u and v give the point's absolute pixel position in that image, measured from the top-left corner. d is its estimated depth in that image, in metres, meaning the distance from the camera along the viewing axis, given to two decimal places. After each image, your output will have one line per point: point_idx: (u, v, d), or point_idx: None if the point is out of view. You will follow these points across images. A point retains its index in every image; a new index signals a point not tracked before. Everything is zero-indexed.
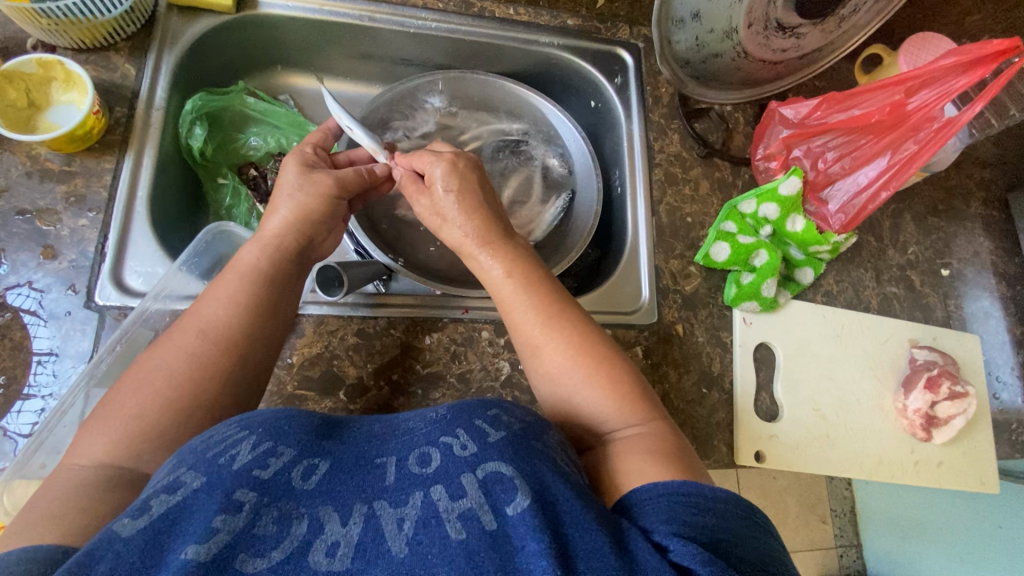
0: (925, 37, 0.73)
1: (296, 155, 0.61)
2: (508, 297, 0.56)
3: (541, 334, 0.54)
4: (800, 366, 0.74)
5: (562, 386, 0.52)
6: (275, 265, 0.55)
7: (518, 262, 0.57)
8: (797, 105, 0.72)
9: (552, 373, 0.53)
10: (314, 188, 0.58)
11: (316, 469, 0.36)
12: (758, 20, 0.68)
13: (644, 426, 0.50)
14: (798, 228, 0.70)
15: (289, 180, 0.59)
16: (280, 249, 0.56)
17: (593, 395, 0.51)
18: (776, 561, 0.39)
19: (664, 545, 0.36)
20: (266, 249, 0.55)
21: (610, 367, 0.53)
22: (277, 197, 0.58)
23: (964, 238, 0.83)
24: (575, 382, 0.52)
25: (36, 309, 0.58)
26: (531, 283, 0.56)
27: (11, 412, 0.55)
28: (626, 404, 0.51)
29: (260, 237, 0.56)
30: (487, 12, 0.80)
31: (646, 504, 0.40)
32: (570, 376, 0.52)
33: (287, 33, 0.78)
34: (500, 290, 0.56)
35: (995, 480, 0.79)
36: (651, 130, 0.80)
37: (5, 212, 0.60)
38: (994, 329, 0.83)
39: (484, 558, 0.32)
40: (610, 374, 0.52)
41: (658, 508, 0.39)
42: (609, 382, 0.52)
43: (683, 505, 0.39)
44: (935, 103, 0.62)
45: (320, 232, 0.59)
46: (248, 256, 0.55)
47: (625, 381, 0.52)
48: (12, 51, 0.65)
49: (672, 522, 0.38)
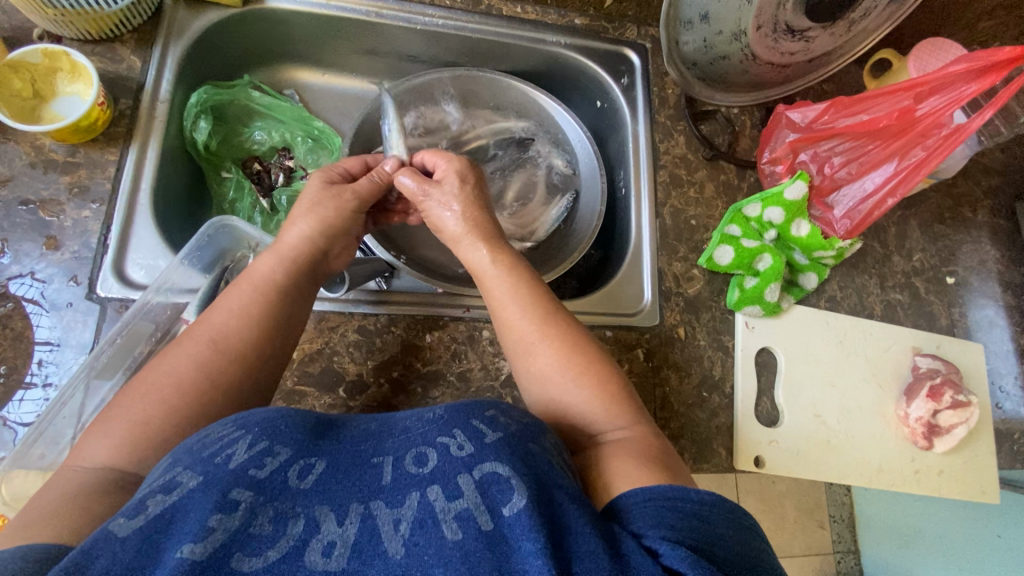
0: (934, 42, 0.72)
1: (324, 172, 0.62)
2: (498, 296, 0.57)
3: (534, 333, 0.54)
4: (802, 373, 0.73)
5: (545, 389, 0.53)
6: (289, 277, 0.55)
7: (513, 260, 0.59)
8: (805, 109, 0.72)
9: (536, 376, 0.54)
10: (337, 208, 0.59)
11: (313, 468, 0.36)
12: (767, 22, 0.69)
13: (632, 426, 0.50)
14: (804, 232, 0.72)
15: (310, 196, 0.60)
16: (296, 266, 0.56)
17: (582, 399, 0.51)
18: (763, 563, 0.39)
19: (654, 549, 0.35)
20: (282, 261, 0.55)
21: (599, 368, 0.53)
22: (296, 210, 0.59)
23: (970, 246, 0.83)
24: (560, 385, 0.52)
25: (38, 300, 0.58)
26: (521, 288, 0.57)
27: (12, 402, 0.55)
28: (616, 408, 0.51)
29: (278, 248, 0.56)
30: (494, 10, 0.79)
31: (633, 509, 0.39)
32: (558, 378, 0.53)
33: (296, 30, 0.79)
34: (494, 289, 0.57)
35: (996, 491, 0.79)
36: (657, 131, 0.79)
37: (9, 203, 0.60)
38: (998, 338, 0.82)
39: (480, 559, 0.31)
40: (599, 375, 0.53)
41: (646, 512, 0.38)
42: (597, 383, 0.52)
43: (670, 510, 0.38)
44: (945, 110, 0.61)
45: (337, 247, 0.59)
46: (261, 268, 0.55)
47: (614, 386, 0.52)
48: (18, 42, 0.65)
49: (661, 527, 0.37)
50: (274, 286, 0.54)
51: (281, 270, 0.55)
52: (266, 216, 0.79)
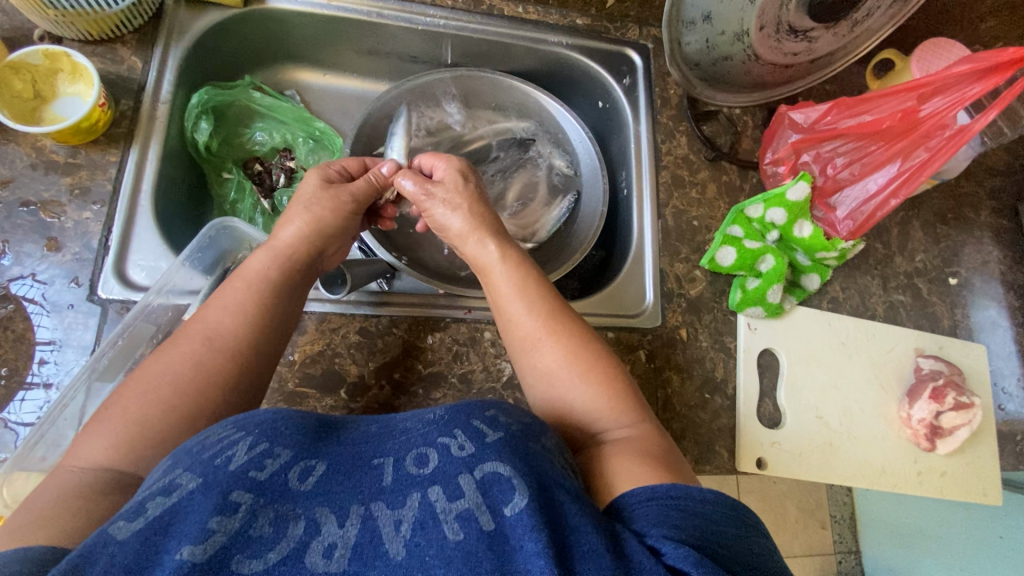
0: (937, 42, 0.72)
1: (320, 171, 0.62)
2: (503, 292, 0.57)
3: (539, 332, 0.54)
4: (804, 374, 0.73)
5: (547, 389, 0.53)
6: (283, 272, 0.55)
7: (519, 259, 0.59)
8: (807, 109, 0.72)
9: (540, 374, 0.54)
10: (332, 205, 0.59)
11: (313, 470, 0.36)
12: (770, 22, 0.68)
13: (633, 426, 0.50)
14: (806, 233, 0.71)
15: (307, 193, 0.59)
16: (290, 260, 0.56)
17: (586, 396, 0.51)
18: (766, 561, 0.39)
19: (657, 548, 0.35)
20: (276, 258, 0.55)
21: (603, 365, 0.53)
22: (292, 208, 0.58)
23: (972, 247, 0.82)
24: (563, 383, 0.52)
25: (40, 301, 0.58)
26: (525, 286, 0.57)
27: (14, 402, 0.55)
28: (621, 408, 0.51)
29: (272, 245, 0.56)
30: (496, 10, 0.79)
31: (636, 508, 0.39)
32: (562, 376, 0.52)
33: (297, 30, 0.78)
34: (499, 286, 0.57)
35: (998, 492, 0.78)
36: (659, 131, 0.79)
37: (10, 204, 0.60)
38: (1001, 339, 0.82)
39: (481, 559, 0.31)
40: (603, 374, 0.53)
41: (648, 511, 0.38)
42: (601, 381, 0.52)
43: (672, 508, 0.38)
44: (947, 111, 0.61)
45: (330, 244, 0.59)
46: (257, 265, 0.55)
47: (618, 383, 0.53)
48: (18, 42, 0.65)
49: (663, 525, 0.37)
50: (275, 288, 0.54)
51: (280, 270, 0.55)
52: (267, 217, 0.79)
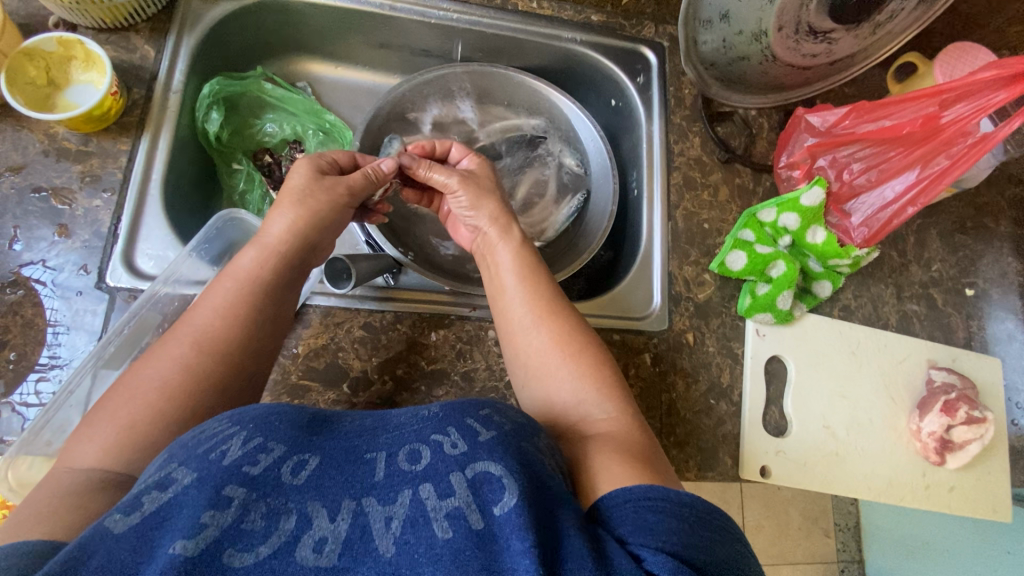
0: (962, 47, 0.70)
1: (311, 159, 0.61)
2: (504, 280, 0.59)
3: (530, 320, 0.55)
4: (813, 381, 0.72)
5: (539, 375, 0.53)
6: (269, 268, 0.55)
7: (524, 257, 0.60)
8: (824, 112, 0.70)
9: (535, 361, 0.54)
10: (326, 196, 0.59)
11: (306, 464, 0.36)
12: (788, 23, 0.66)
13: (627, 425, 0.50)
14: (819, 240, 0.70)
15: (297, 185, 0.59)
16: (288, 257, 0.56)
17: (573, 388, 0.52)
18: (744, 562, 0.39)
19: (637, 555, 0.35)
20: (272, 252, 0.55)
21: (590, 355, 0.54)
22: (284, 198, 0.58)
23: (991, 257, 0.81)
24: (550, 369, 0.53)
25: (50, 286, 0.59)
26: (529, 276, 0.58)
27: (25, 384, 0.56)
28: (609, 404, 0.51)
29: (261, 241, 0.56)
30: (509, 5, 0.78)
31: (613, 512, 0.38)
32: (549, 361, 0.53)
33: (309, 20, 0.78)
34: (500, 277, 0.60)
35: (1008, 509, 0.77)
36: (671, 132, 0.78)
37: (22, 190, 0.61)
38: (1017, 353, 0.80)
39: (469, 558, 0.31)
40: (592, 367, 0.53)
41: (625, 516, 0.38)
42: (591, 377, 0.52)
43: (650, 511, 0.38)
44: (971, 118, 0.59)
45: (324, 237, 0.60)
46: (245, 261, 0.54)
47: (610, 376, 0.53)
48: (34, 29, 0.65)
49: (643, 530, 0.36)
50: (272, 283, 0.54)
51: (282, 265, 0.55)
52: None
